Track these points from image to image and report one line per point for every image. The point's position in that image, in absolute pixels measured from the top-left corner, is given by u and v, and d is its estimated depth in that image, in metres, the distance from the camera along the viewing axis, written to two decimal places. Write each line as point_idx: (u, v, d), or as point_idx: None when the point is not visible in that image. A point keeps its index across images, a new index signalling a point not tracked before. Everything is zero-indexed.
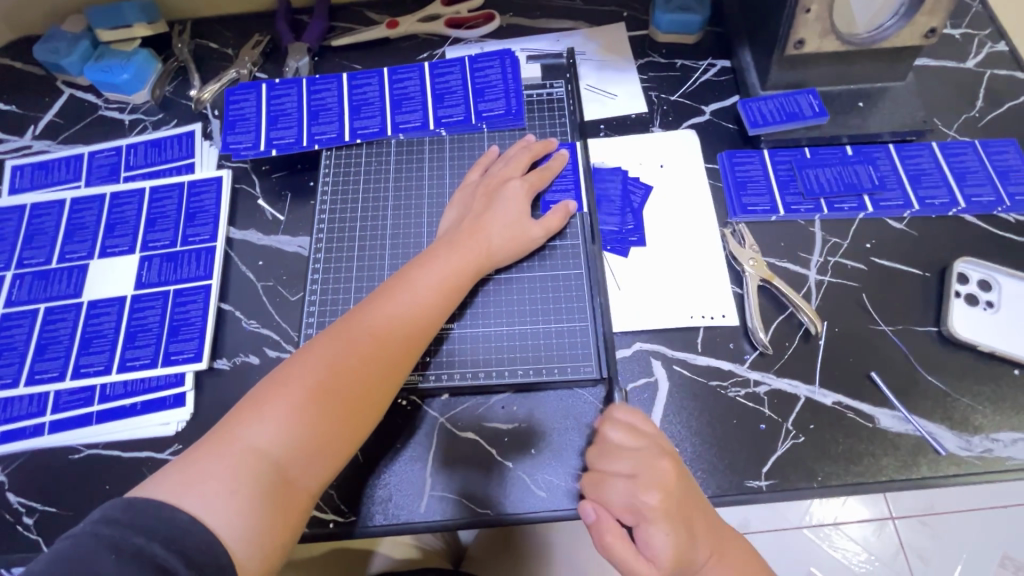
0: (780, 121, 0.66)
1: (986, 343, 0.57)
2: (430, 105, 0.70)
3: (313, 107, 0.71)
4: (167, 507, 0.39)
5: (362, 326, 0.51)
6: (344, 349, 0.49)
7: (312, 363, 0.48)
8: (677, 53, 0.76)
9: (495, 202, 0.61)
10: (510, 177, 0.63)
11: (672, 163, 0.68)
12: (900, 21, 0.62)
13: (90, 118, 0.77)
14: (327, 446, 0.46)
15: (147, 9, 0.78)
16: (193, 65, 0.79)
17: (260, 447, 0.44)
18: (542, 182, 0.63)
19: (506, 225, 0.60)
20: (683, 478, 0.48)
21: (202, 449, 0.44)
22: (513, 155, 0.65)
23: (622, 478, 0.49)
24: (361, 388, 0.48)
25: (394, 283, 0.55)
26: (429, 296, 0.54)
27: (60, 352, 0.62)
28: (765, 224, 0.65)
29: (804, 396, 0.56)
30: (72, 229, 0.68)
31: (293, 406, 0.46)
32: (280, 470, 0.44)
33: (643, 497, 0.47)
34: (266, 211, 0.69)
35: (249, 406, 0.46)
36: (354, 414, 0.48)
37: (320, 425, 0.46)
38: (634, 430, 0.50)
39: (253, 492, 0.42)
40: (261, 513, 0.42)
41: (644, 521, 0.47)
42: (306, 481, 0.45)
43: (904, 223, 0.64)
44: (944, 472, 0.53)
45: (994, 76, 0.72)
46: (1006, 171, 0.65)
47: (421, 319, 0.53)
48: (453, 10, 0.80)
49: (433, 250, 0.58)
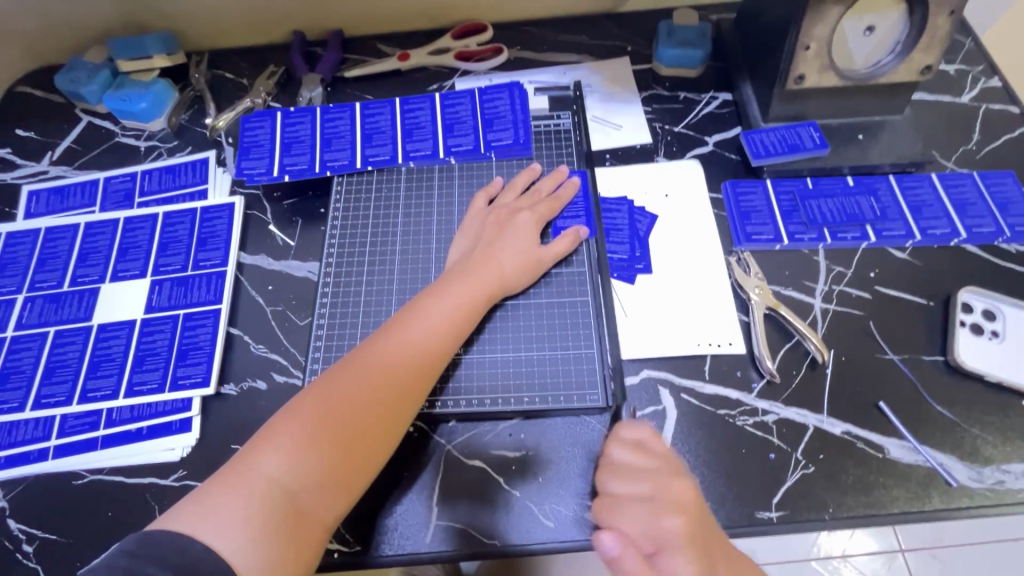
0: (781, 153, 0.68)
1: (993, 373, 0.57)
2: (440, 134, 0.72)
3: (326, 135, 0.72)
4: (181, 536, 0.40)
5: (375, 356, 0.51)
6: (358, 378, 0.49)
7: (326, 391, 0.48)
8: (680, 86, 0.78)
9: (505, 231, 0.62)
10: (519, 208, 0.64)
11: (676, 192, 0.69)
12: (896, 58, 0.64)
13: (106, 144, 0.79)
14: (338, 477, 0.46)
15: (168, 41, 0.80)
16: (209, 95, 0.81)
17: (274, 477, 0.44)
18: (551, 212, 0.64)
19: (517, 254, 0.61)
20: (699, 501, 0.48)
21: (217, 479, 0.44)
22: (519, 188, 0.67)
23: (640, 501, 0.48)
24: (374, 417, 0.48)
25: (406, 312, 0.55)
26: (441, 324, 0.55)
27: (68, 376, 0.62)
28: (769, 253, 0.66)
29: (813, 426, 0.56)
30: (85, 253, 0.69)
31: (307, 435, 0.46)
32: (292, 500, 0.44)
33: (664, 521, 0.46)
34: (277, 236, 0.70)
35: (263, 437, 0.46)
36: (367, 443, 0.48)
37: (331, 455, 0.46)
38: (646, 450, 0.50)
39: (266, 525, 0.42)
40: (274, 545, 0.42)
41: (667, 544, 0.46)
42: (316, 513, 0.44)
43: (907, 253, 0.64)
44: (956, 504, 0.52)
45: (989, 111, 0.74)
46: (1005, 202, 0.66)
47: (434, 348, 0.53)
48: (463, 44, 0.83)
49: (445, 280, 0.58)
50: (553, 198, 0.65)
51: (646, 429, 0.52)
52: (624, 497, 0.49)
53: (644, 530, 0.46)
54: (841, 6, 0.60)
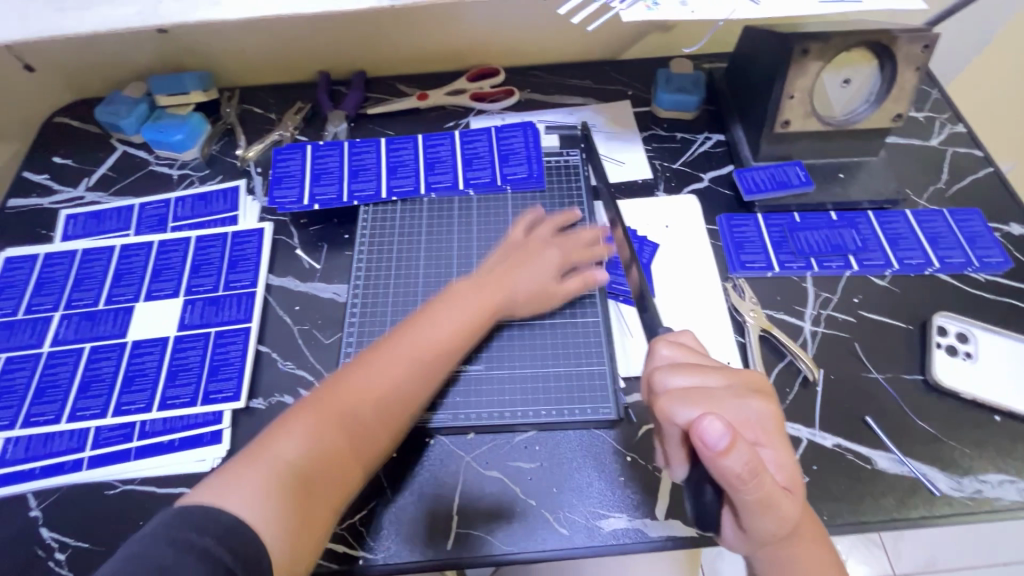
0: (771, 189, 0.74)
1: (968, 391, 0.62)
2: (459, 168, 0.78)
3: (354, 167, 0.78)
4: (212, 508, 0.43)
5: (389, 353, 0.56)
6: (368, 375, 0.54)
7: (343, 384, 0.53)
8: (678, 128, 0.86)
9: (530, 260, 0.66)
10: (550, 244, 0.68)
11: (676, 224, 0.76)
12: (871, 106, 0.72)
13: (141, 172, 0.84)
14: (347, 464, 0.51)
15: (204, 78, 0.86)
16: (240, 128, 0.87)
17: (291, 461, 0.48)
18: (576, 257, 0.68)
19: (532, 282, 0.65)
20: (768, 386, 0.48)
21: (243, 458, 0.48)
22: (548, 221, 0.71)
23: (721, 390, 0.46)
24: (379, 413, 0.53)
25: (420, 315, 0.60)
26: (451, 329, 0.59)
27: (103, 390, 0.65)
28: (761, 279, 0.71)
29: (806, 438, 0.60)
30: (120, 274, 0.73)
31: (320, 427, 0.50)
32: (307, 480, 0.48)
33: (751, 402, 0.45)
34: (303, 260, 0.75)
35: (282, 426, 0.50)
36: (372, 436, 0.52)
37: (341, 443, 0.51)
38: (695, 351, 0.51)
39: (282, 503, 0.46)
40: (291, 520, 0.46)
41: (762, 430, 0.44)
42: (324, 498, 0.49)
43: (887, 280, 0.70)
44: (939, 512, 0.56)
45: (955, 153, 0.82)
46: (973, 236, 0.73)
47: (443, 351, 0.58)
48: (477, 86, 0.90)
49: (459, 289, 0.62)
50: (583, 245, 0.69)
51: (688, 335, 0.53)
52: (698, 386, 0.46)
53: (733, 414, 0.44)
54: (821, 60, 0.67)
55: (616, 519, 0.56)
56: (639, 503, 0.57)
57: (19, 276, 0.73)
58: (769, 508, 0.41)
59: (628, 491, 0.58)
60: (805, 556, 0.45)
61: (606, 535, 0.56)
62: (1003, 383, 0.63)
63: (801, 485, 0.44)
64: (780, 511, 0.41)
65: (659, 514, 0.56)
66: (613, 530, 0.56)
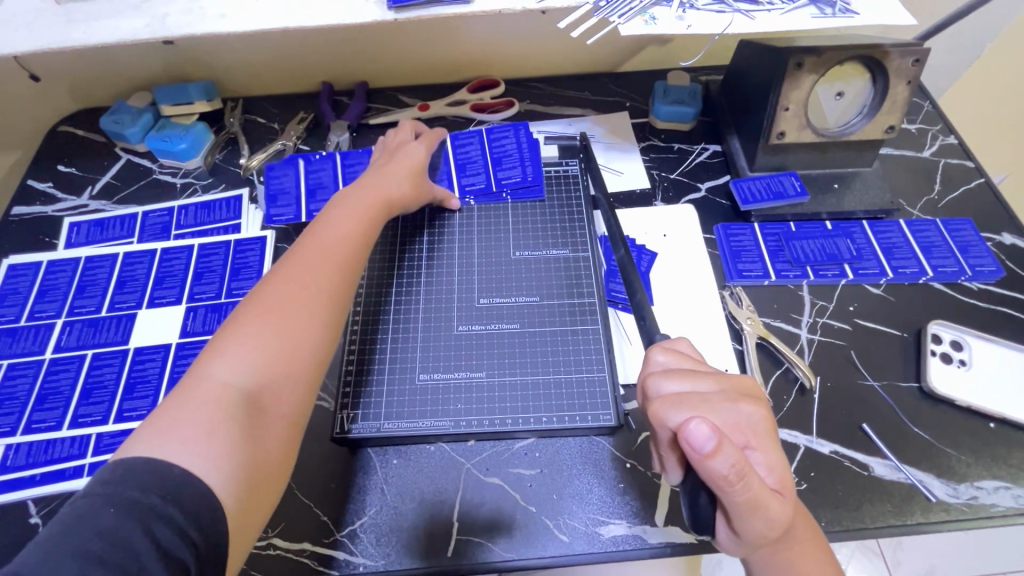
0: (767, 199, 0.76)
1: (962, 398, 0.63)
2: (454, 172, 0.79)
3: (350, 179, 0.79)
4: (155, 461, 0.40)
5: (296, 261, 0.55)
6: (281, 285, 0.52)
7: (261, 301, 0.51)
8: (675, 138, 0.87)
9: (395, 156, 0.71)
10: (406, 142, 0.74)
11: (674, 233, 0.77)
12: (864, 119, 0.74)
13: (144, 180, 0.84)
14: (291, 372, 0.49)
15: (209, 88, 0.87)
16: (243, 137, 0.88)
17: (226, 378, 0.46)
18: (430, 143, 0.75)
19: (408, 171, 0.70)
20: (760, 390, 0.48)
21: (170, 402, 0.45)
22: (396, 130, 0.77)
23: (713, 394, 0.46)
24: (309, 310, 0.52)
25: (314, 226, 0.60)
26: (350, 228, 0.60)
27: (104, 397, 0.65)
28: (758, 288, 0.72)
29: (803, 445, 0.61)
30: (123, 281, 0.74)
31: (249, 339, 0.48)
32: (250, 399, 0.46)
33: (744, 406, 0.45)
34: None
35: (208, 353, 0.48)
36: (308, 339, 0.51)
37: (277, 352, 0.49)
38: (688, 356, 0.51)
39: (225, 411, 0.44)
40: (244, 428, 0.45)
41: (755, 435, 0.44)
42: (270, 401, 0.47)
43: (881, 289, 0.72)
44: (936, 518, 0.57)
45: (947, 164, 0.84)
46: (965, 245, 0.74)
47: (348, 245, 0.58)
48: (477, 97, 0.91)
49: (345, 196, 0.64)
50: (428, 134, 0.77)
51: (684, 342, 0.53)
52: (691, 392, 0.46)
53: (724, 418, 0.44)
54: (815, 74, 0.69)
55: (617, 526, 0.57)
56: (638, 510, 0.57)
57: (22, 283, 0.74)
58: (757, 509, 0.41)
59: (628, 499, 0.58)
60: (801, 559, 0.45)
61: (607, 541, 0.56)
62: (997, 391, 0.63)
63: (792, 487, 0.44)
64: (770, 513, 0.42)
65: (658, 521, 0.57)
66: (614, 537, 0.56)
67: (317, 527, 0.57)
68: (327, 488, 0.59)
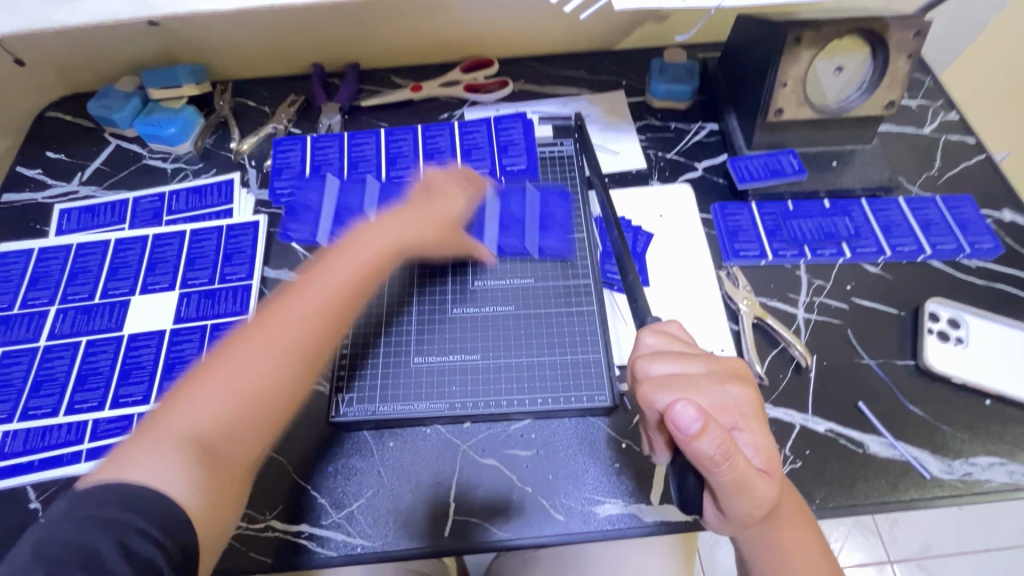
0: (764, 177, 0.75)
1: (959, 375, 0.63)
2: (489, 205, 0.72)
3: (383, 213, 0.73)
4: (115, 483, 0.40)
5: (296, 302, 0.52)
6: (273, 325, 0.51)
7: (247, 339, 0.50)
8: (672, 117, 0.86)
9: (430, 194, 0.66)
10: (445, 181, 0.68)
11: (670, 213, 0.76)
12: (864, 94, 0.72)
13: (135, 166, 0.83)
14: (253, 423, 0.48)
15: (197, 72, 0.86)
16: (233, 121, 0.87)
17: (192, 418, 0.45)
18: (475, 193, 0.69)
19: (436, 213, 0.64)
20: (749, 372, 0.49)
21: (143, 428, 0.45)
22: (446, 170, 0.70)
23: (702, 376, 0.46)
24: (287, 361, 0.49)
25: (327, 260, 0.57)
26: (361, 274, 0.56)
27: (100, 383, 0.65)
28: (755, 268, 0.72)
29: (799, 424, 0.61)
30: (116, 267, 0.73)
31: (223, 378, 0.47)
32: (209, 443, 0.45)
33: (730, 387, 0.46)
34: (299, 252, 0.75)
35: (188, 386, 0.47)
36: (276, 389, 0.49)
37: (244, 400, 0.47)
38: (681, 339, 0.51)
39: (181, 452, 0.43)
40: (199, 475, 0.43)
41: (740, 415, 0.45)
42: (231, 448, 0.46)
43: (879, 268, 0.71)
44: (930, 494, 0.57)
45: (948, 141, 0.82)
46: (965, 223, 0.73)
47: (353, 297, 0.55)
48: (471, 77, 0.90)
49: (365, 231, 0.60)
50: (472, 179, 0.70)
51: (674, 322, 0.53)
52: (680, 374, 0.46)
53: (712, 399, 0.45)
54: (814, 49, 0.67)
55: (612, 505, 0.57)
56: (633, 490, 0.58)
57: (15, 270, 0.73)
58: (744, 489, 0.42)
59: (623, 478, 0.58)
60: (790, 536, 0.46)
61: (603, 520, 0.56)
62: (993, 368, 0.63)
63: (778, 466, 0.45)
64: (757, 493, 0.42)
65: (654, 500, 0.57)
66: (609, 516, 0.56)
67: (314, 509, 0.58)
68: (324, 472, 0.60)
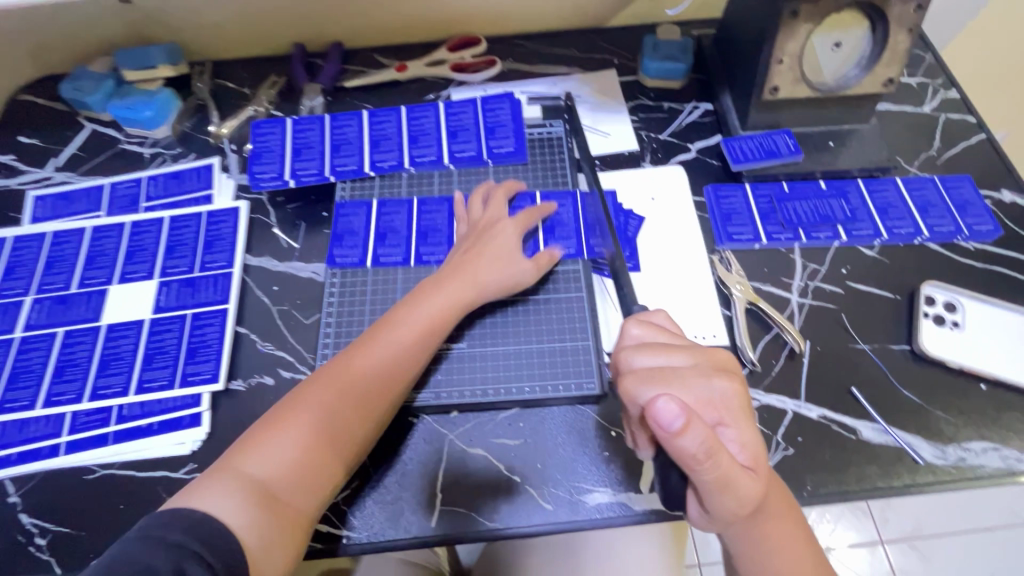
0: (759, 158, 0.73)
1: (954, 360, 0.62)
2: (540, 229, 0.69)
3: (381, 229, 0.71)
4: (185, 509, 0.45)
5: (357, 357, 0.56)
6: (335, 379, 0.54)
7: (314, 392, 0.53)
8: (665, 97, 0.83)
9: (486, 237, 0.65)
10: (496, 219, 0.67)
11: (662, 196, 0.74)
12: (862, 71, 0.70)
13: (111, 151, 0.81)
14: (315, 473, 0.50)
15: (173, 51, 0.83)
16: (212, 103, 0.84)
17: (264, 469, 0.49)
18: (529, 222, 0.67)
19: (494, 262, 0.63)
20: (736, 365, 0.47)
21: (218, 468, 0.49)
22: (490, 194, 0.70)
23: (687, 370, 0.45)
24: (345, 414, 0.53)
25: (389, 317, 0.59)
26: (419, 327, 0.58)
27: (77, 374, 0.63)
28: (748, 252, 0.70)
29: (791, 410, 0.60)
30: (92, 256, 0.71)
31: (293, 435, 0.51)
32: (272, 489, 0.48)
33: (718, 382, 0.44)
34: (281, 239, 0.73)
35: (260, 435, 0.51)
36: (334, 441, 0.52)
37: (307, 451, 0.51)
38: (669, 331, 0.50)
39: (253, 501, 0.47)
40: (261, 518, 0.47)
41: (727, 410, 0.43)
42: (297, 497, 0.49)
43: (875, 251, 0.69)
44: (922, 480, 0.56)
45: (948, 120, 0.80)
46: (963, 204, 0.71)
47: (408, 349, 0.57)
48: (458, 56, 0.87)
49: (426, 285, 0.62)
50: (532, 210, 0.68)
51: (662, 314, 0.51)
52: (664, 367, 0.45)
53: (697, 393, 0.43)
54: (811, 23, 0.65)
55: (601, 493, 0.56)
56: (622, 479, 0.57)
57: None
58: (727, 488, 0.41)
59: (613, 467, 0.57)
60: (774, 532, 0.45)
61: (591, 509, 0.56)
62: (989, 352, 0.62)
63: (765, 463, 0.43)
64: (740, 491, 0.41)
65: (643, 489, 0.56)
66: (598, 504, 0.56)
67: None
68: None
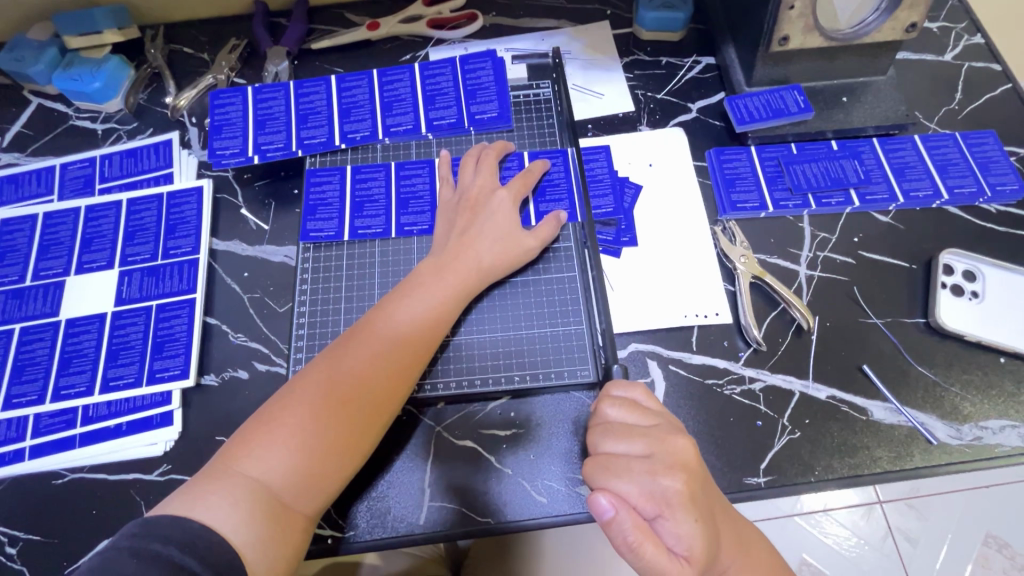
0: (766, 118, 0.67)
1: (973, 333, 0.58)
2: (530, 199, 0.64)
3: (358, 198, 0.66)
4: (179, 518, 0.40)
5: (362, 346, 0.50)
6: (338, 370, 0.49)
7: (317, 384, 0.48)
8: (663, 51, 0.76)
9: (486, 212, 0.60)
10: (493, 190, 0.62)
11: (661, 162, 0.68)
12: (882, 16, 0.63)
13: (61, 128, 0.74)
14: (322, 475, 0.46)
15: (119, 14, 0.75)
16: (168, 72, 0.76)
17: (265, 473, 0.44)
18: (525, 190, 0.62)
19: (497, 239, 0.58)
20: (699, 459, 0.43)
21: (207, 475, 0.44)
22: (480, 161, 0.64)
23: (637, 461, 0.42)
24: (354, 408, 0.48)
25: (391, 301, 0.54)
26: (428, 312, 0.54)
27: (38, 374, 0.59)
28: (754, 221, 0.65)
29: (798, 391, 0.56)
30: (46, 245, 0.66)
31: (294, 436, 0.45)
32: (277, 496, 0.43)
33: (663, 479, 0.40)
34: (249, 220, 0.67)
35: (254, 435, 0.45)
36: (344, 439, 0.47)
37: (314, 451, 0.45)
38: (640, 407, 0.46)
39: (260, 515, 0.42)
40: (264, 529, 0.42)
41: (668, 507, 0.40)
42: (304, 505, 0.45)
43: (890, 217, 0.64)
44: (937, 461, 0.54)
45: (971, 69, 0.74)
46: (986, 162, 0.66)
47: (418, 334, 0.53)
48: (435, 11, 0.79)
49: (428, 266, 0.57)
50: (525, 174, 0.63)
51: (640, 389, 0.48)
52: (618, 455, 0.43)
53: (640, 488, 0.41)
54: None
55: None
56: None
57: None
58: None
59: None
60: None
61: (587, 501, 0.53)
62: (1009, 323, 0.58)
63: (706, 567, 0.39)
64: None
65: None
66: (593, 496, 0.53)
67: None
68: None
